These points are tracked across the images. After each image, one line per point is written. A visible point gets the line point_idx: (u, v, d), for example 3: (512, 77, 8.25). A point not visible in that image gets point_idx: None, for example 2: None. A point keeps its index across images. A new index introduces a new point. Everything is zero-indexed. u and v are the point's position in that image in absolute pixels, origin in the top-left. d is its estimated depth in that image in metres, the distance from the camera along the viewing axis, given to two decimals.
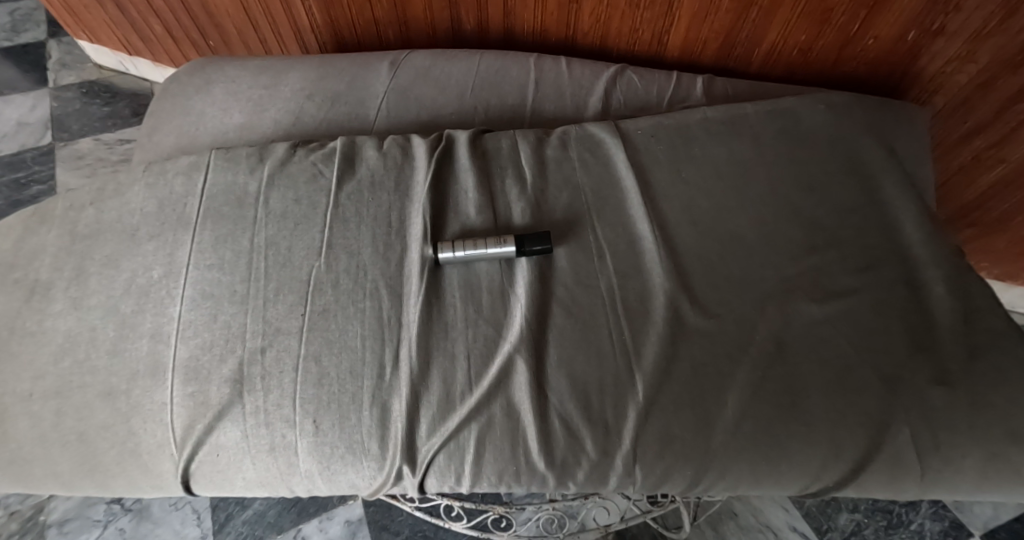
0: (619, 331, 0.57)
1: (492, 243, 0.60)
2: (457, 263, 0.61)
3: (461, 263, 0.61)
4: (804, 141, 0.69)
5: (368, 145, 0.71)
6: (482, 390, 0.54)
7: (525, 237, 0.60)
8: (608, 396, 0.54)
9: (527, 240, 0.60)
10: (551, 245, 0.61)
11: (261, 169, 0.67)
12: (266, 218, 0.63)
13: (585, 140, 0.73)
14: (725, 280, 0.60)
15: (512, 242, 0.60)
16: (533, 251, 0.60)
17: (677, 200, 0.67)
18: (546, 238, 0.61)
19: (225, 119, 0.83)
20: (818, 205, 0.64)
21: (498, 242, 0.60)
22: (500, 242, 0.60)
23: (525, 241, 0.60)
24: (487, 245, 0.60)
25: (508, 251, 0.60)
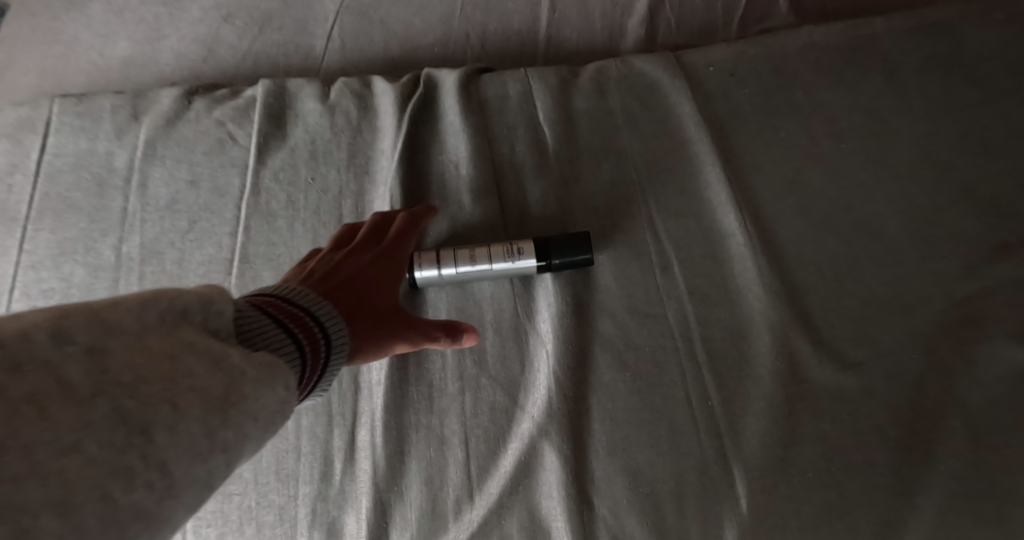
0: (701, 393, 0.36)
1: (498, 257, 0.38)
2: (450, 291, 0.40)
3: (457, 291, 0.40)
4: (975, 77, 0.45)
5: (306, 92, 0.46)
6: (490, 499, 0.35)
7: (549, 244, 0.39)
8: (689, 506, 0.34)
9: (554, 248, 0.39)
10: (592, 253, 0.39)
11: (136, 130, 0.42)
12: (143, 212, 0.40)
13: (631, 80, 0.49)
14: (865, 306, 0.38)
15: (528, 255, 0.38)
16: (564, 266, 0.39)
17: (776, 175, 0.44)
18: (583, 240, 0.39)
19: (106, 50, 0.57)
20: (1005, 178, 0.41)
21: (507, 257, 0.38)
22: (511, 257, 0.38)
23: (550, 250, 0.39)
24: (491, 262, 0.39)
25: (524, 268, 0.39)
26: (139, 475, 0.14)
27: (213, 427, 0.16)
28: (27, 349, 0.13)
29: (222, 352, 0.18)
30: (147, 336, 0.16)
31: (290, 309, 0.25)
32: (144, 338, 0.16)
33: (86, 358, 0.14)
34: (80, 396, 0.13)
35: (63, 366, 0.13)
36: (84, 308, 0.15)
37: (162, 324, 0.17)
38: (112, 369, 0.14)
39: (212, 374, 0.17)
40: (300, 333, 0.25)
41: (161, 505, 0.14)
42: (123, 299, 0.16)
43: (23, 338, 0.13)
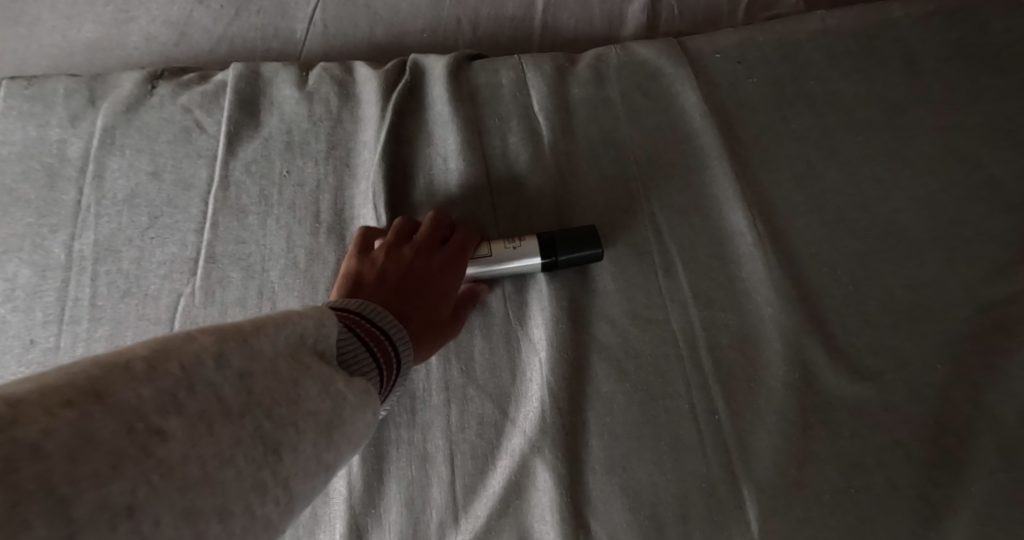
0: (708, 406, 0.34)
1: (501, 249, 0.36)
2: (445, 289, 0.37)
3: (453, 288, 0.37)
4: (998, 66, 0.42)
5: (282, 78, 0.42)
6: (477, 522, 0.32)
7: (555, 236, 0.36)
8: (696, 531, 0.31)
9: (559, 242, 0.36)
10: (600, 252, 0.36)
11: (92, 116, 0.39)
12: (98, 206, 0.37)
13: (633, 68, 0.46)
14: (885, 311, 0.35)
15: (532, 246, 0.36)
16: (569, 264, 0.36)
17: (786, 169, 0.41)
18: (590, 233, 0.36)
19: (69, 32, 0.53)
20: None
21: (510, 249, 0.36)
22: (513, 250, 0.36)
23: (555, 243, 0.36)
24: (491, 255, 0.36)
25: (526, 263, 0.36)
26: (269, 490, 0.15)
27: (321, 446, 0.18)
28: (195, 370, 0.15)
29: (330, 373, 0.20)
30: (281, 360, 0.18)
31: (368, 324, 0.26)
32: (274, 362, 0.17)
33: (236, 379, 0.16)
34: (233, 415, 0.15)
35: (220, 388, 0.15)
36: (235, 329, 0.17)
37: (290, 349, 0.18)
38: (256, 392, 0.16)
39: (321, 398, 0.19)
40: (377, 349, 0.25)
41: (281, 517, 0.16)
42: (258, 321, 0.18)
43: (195, 357, 0.15)
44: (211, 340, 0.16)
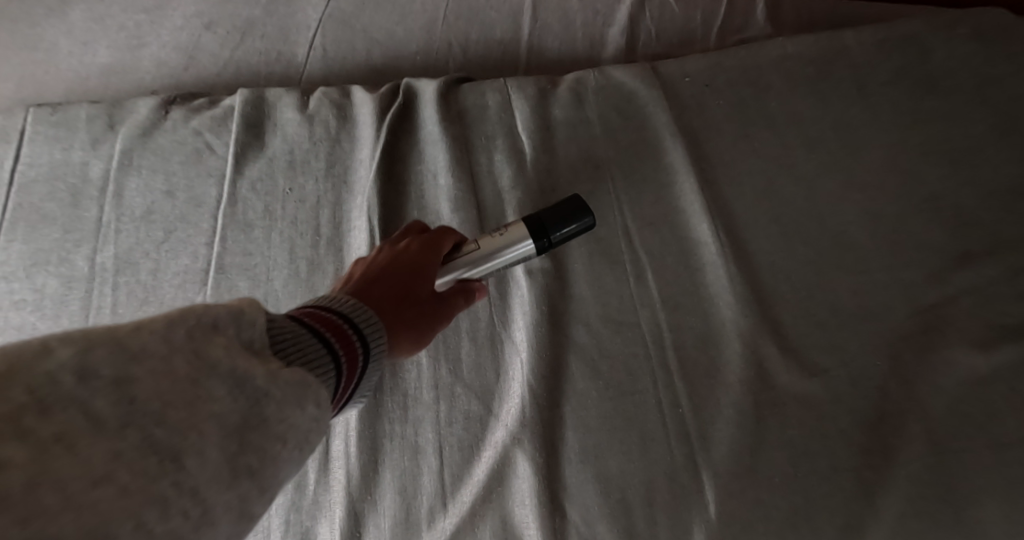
0: (673, 400, 0.37)
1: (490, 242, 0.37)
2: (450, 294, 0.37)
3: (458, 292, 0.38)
4: (939, 89, 0.46)
5: (285, 102, 0.46)
6: (463, 507, 0.35)
7: (544, 217, 0.37)
8: (660, 512, 0.34)
9: (550, 221, 0.37)
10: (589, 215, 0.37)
11: (111, 140, 0.42)
12: (117, 222, 0.40)
13: (609, 91, 0.49)
14: (832, 313, 0.39)
15: (523, 234, 0.36)
16: (564, 237, 0.37)
17: (749, 184, 0.45)
18: (578, 202, 0.37)
19: (85, 58, 0.57)
20: (967, 188, 0.42)
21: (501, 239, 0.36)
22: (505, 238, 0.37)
23: (545, 223, 0.37)
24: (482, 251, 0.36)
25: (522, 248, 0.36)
26: (173, 501, 0.14)
27: (234, 451, 0.16)
28: (51, 388, 0.13)
29: (254, 361, 0.18)
30: (179, 356, 0.16)
31: (325, 316, 0.25)
32: (168, 361, 0.15)
33: (112, 389, 0.14)
34: (110, 428, 0.13)
35: (93, 400, 0.13)
36: (104, 336, 0.15)
37: (192, 343, 0.16)
38: (141, 399, 0.14)
39: (229, 397, 0.16)
40: (336, 342, 0.24)
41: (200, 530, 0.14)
42: (137, 326, 0.16)
43: (49, 374, 0.13)
44: (87, 340, 0.14)
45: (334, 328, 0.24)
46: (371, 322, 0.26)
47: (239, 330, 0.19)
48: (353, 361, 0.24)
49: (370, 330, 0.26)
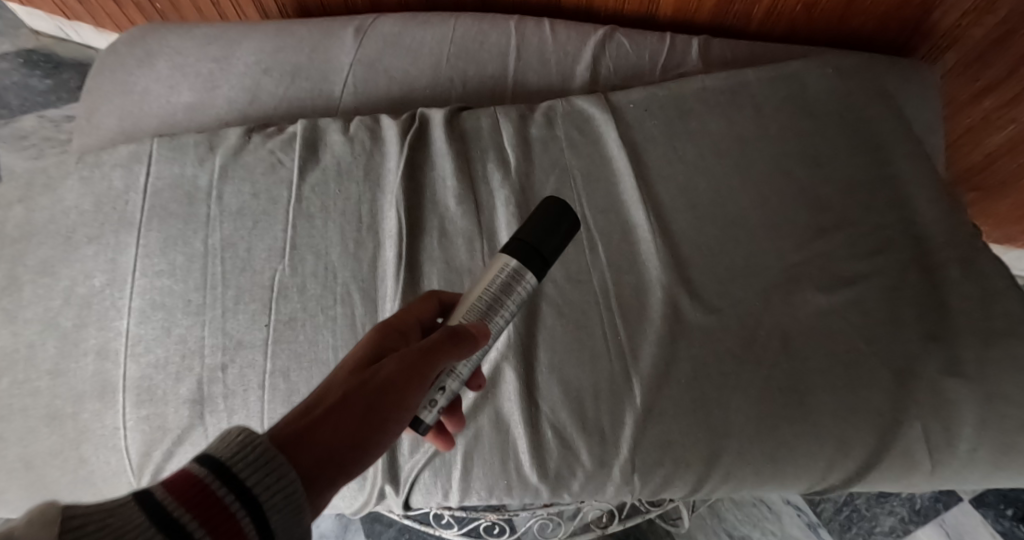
0: (614, 332, 0.53)
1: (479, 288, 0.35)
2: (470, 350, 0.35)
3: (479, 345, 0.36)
4: (811, 113, 0.63)
5: (333, 128, 0.63)
6: (468, 402, 0.51)
7: (532, 239, 0.36)
8: (603, 403, 0.50)
9: (542, 241, 0.36)
10: (557, 205, 0.37)
11: (212, 158, 0.59)
12: (220, 215, 0.56)
13: (573, 116, 0.66)
14: (727, 271, 0.56)
15: (516, 263, 0.35)
16: (559, 246, 0.37)
17: (674, 182, 0.61)
18: (553, 207, 0.37)
19: (172, 98, 0.75)
20: (825, 183, 0.59)
21: (496, 277, 0.35)
22: (503, 274, 0.35)
23: (536, 241, 0.36)
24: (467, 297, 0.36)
25: (522, 275, 0.35)
26: None
27: None
28: None
29: None
30: None
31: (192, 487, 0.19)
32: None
33: None
34: None
35: None
36: None
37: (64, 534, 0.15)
38: None
39: None
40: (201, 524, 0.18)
41: None
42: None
43: None
44: None
45: (204, 500, 0.19)
46: (257, 464, 0.21)
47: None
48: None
49: (259, 480, 0.21)
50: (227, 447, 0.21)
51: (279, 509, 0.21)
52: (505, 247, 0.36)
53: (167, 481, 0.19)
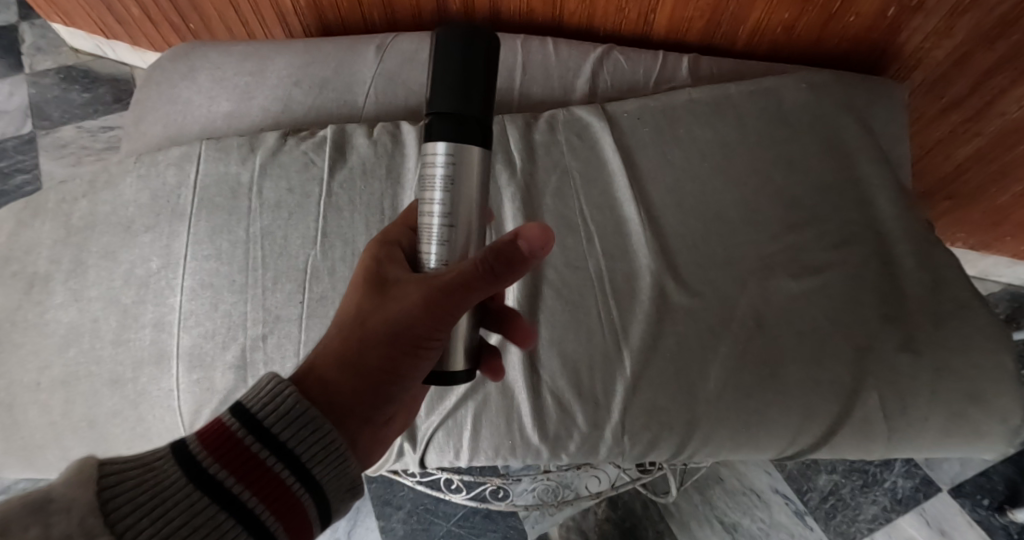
0: (607, 312, 0.60)
1: (427, 182, 0.35)
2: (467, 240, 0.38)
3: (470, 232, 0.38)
4: (787, 121, 0.70)
5: (359, 133, 0.70)
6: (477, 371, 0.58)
7: (456, 105, 0.34)
8: (597, 373, 0.57)
9: (464, 104, 0.35)
10: (462, 52, 0.35)
11: (252, 159, 0.67)
12: (260, 208, 0.64)
13: (573, 124, 0.73)
14: (709, 259, 0.62)
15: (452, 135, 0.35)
16: (485, 100, 0.35)
17: (663, 182, 0.68)
18: (461, 63, 0.35)
19: (213, 108, 0.84)
20: (798, 184, 0.66)
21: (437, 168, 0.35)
22: (441, 162, 0.35)
23: (461, 108, 0.34)
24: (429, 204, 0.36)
25: (463, 149, 0.35)
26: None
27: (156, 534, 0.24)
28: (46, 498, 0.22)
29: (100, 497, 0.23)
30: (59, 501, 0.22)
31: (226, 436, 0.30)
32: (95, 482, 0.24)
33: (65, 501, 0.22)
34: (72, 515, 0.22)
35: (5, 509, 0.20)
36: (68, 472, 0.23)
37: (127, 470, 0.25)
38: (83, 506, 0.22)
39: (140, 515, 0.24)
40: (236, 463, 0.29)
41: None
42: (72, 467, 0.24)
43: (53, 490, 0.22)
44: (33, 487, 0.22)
45: (230, 444, 0.29)
46: (271, 415, 0.31)
47: (47, 525, 0.20)
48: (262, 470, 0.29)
49: (276, 426, 0.31)
50: (251, 403, 0.31)
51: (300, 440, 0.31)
52: (433, 127, 0.35)
53: (202, 433, 0.29)
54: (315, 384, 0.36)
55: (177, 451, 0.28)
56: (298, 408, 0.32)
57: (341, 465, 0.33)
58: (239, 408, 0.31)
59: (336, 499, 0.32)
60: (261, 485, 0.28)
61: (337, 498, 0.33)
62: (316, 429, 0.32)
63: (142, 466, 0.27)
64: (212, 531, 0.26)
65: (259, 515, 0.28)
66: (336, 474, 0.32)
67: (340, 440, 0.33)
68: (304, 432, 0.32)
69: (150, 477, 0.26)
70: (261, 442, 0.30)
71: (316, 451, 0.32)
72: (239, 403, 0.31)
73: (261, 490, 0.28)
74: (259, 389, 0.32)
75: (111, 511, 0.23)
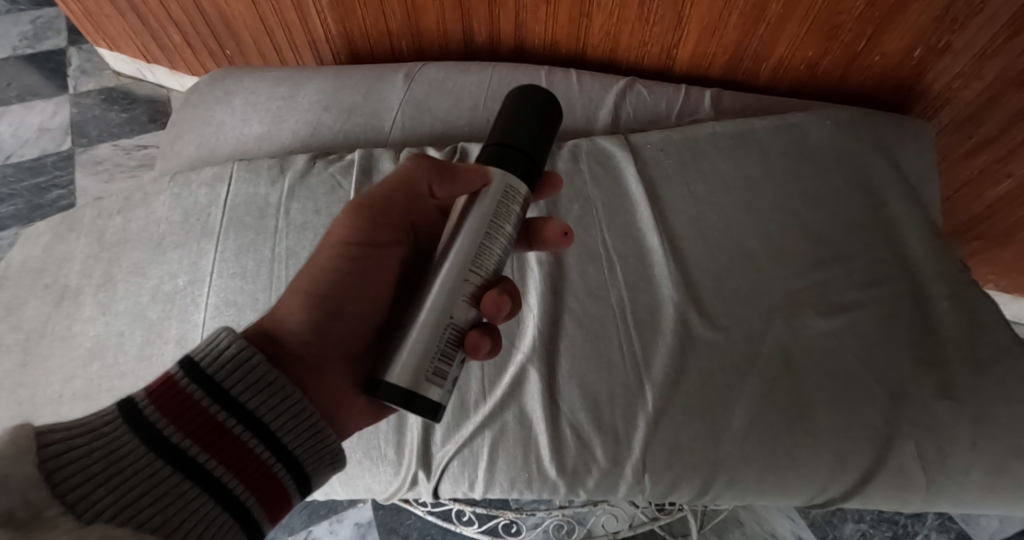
0: (629, 344, 0.59)
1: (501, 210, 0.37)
2: (509, 190, 0.37)
3: (506, 197, 0.37)
4: (813, 156, 0.70)
5: (386, 157, 0.71)
6: (495, 399, 0.57)
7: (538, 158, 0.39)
8: (618, 407, 0.55)
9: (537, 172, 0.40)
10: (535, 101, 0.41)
11: (282, 180, 0.69)
12: (287, 228, 0.65)
13: (595, 153, 0.73)
14: (734, 293, 0.61)
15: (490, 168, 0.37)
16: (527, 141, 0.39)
17: (687, 214, 0.67)
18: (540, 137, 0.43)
19: (246, 130, 0.86)
20: (825, 220, 0.65)
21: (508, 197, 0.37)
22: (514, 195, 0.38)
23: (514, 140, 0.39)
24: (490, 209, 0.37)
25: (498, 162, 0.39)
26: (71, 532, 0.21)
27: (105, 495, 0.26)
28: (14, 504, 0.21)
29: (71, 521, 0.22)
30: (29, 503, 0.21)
31: (184, 398, 0.31)
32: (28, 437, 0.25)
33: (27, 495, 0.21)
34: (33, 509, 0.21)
35: None
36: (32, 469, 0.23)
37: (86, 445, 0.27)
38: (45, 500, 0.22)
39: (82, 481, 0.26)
40: (201, 437, 0.31)
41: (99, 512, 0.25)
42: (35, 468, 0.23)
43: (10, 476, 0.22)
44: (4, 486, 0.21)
45: (190, 409, 0.31)
46: (240, 386, 0.33)
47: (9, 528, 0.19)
48: (229, 444, 0.32)
49: (245, 398, 0.33)
50: (212, 367, 0.33)
51: (269, 412, 0.34)
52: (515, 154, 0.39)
53: (163, 401, 0.31)
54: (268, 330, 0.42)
55: (124, 409, 0.30)
56: (262, 376, 0.34)
57: (309, 431, 0.36)
58: (186, 361, 0.33)
59: (306, 460, 0.36)
60: (227, 454, 0.31)
61: (308, 459, 0.36)
62: (285, 399, 0.35)
63: (88, 433, 0.28)
64: (178, 498, 0.28)
65: (229, 485, 0.31)
66: (307, 441, 0.36)
67: (311, 410, 0.36)
68: (270, 399, 0.34)
69: (98, 445, 0.28)
70: (231, 415, 0.32)
71: (283, 418, 0.35)
72: (198, 367, 0.32)
73: (229, 460, 0.31)
74: (213, 346, 0.34)
75: (62, 486, 0.25)
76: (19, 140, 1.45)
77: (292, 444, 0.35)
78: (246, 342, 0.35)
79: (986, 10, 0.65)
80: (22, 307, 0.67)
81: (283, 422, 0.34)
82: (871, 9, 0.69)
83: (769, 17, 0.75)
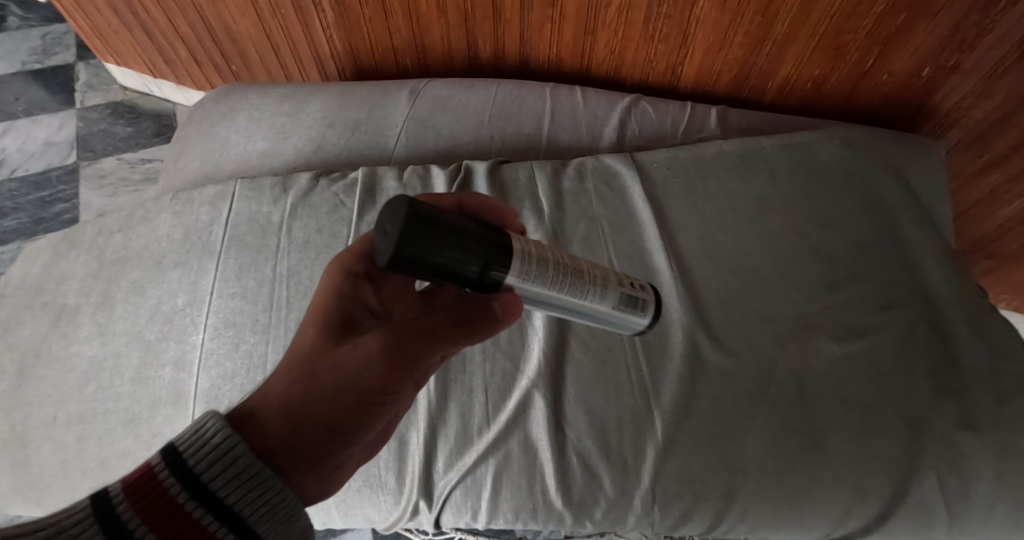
0: (637, 368, 0.57)
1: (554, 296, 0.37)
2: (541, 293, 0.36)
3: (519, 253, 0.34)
4: (822, 176, 0.68)
5: (389, 176, 0.70)
6: (500, 424, 0.56)
7: (412, 241, 0.29)
8: (626, 435, 0.54)
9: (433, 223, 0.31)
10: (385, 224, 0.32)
11: (284, 199, 0.68)
12: (289, 247, 0.64)
13: (601, 171, 0.72)
14: (744, 316, 0.59)
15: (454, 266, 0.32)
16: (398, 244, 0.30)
17: (694, 234, 0.66)
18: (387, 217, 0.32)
19: (249, 146, 0.86)
20: (836, 241, 0.63)
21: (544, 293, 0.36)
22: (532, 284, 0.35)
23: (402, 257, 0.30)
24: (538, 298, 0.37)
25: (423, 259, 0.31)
26: None
27: None
28: None
29: None
30: None
31: (159, 497, 0.29)
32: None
33: None
34: None
35: None
36: None
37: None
38: None
39: None
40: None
41: None
42: None
43: None
44: None
45: (163, 505, 0.29)
46: (217, 478, 0.31)
47: None
48: None
49: (221, 490, 0.31)
50: (192, 458, 0.31)
51: (247, 504, 0.31)
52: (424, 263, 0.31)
53: (137, 498, 0.29)
54: (253, 425, 0.36)
55: (97, 501, 0.29)
56: (241, 465, 0.32)
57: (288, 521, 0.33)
58: (169, 452, 0.31)
59: None
60: None
61: None
62: (264, 488, 0.32)
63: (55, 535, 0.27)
64: None
65: None
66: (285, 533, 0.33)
67: (290, 497, 0.33)
68: (248, 489, 0.31)
69: None
70: (206, 510, 0.30)
71: (263, 511, 0.32)
72: (179, 458, 0.31)
73: None
74: (198, 435, 0.32)
75: None
76: (25, 153, 1.45)
77: (269, 538, 0.32)
78: (230, 429, 0.33)
79: (995, 31, 0.64)
80: (19, 326, 0.66)
81: (260, 514, 0.32)
82: (878, 28, 0.69)
83: (775, 36, 0.75)
